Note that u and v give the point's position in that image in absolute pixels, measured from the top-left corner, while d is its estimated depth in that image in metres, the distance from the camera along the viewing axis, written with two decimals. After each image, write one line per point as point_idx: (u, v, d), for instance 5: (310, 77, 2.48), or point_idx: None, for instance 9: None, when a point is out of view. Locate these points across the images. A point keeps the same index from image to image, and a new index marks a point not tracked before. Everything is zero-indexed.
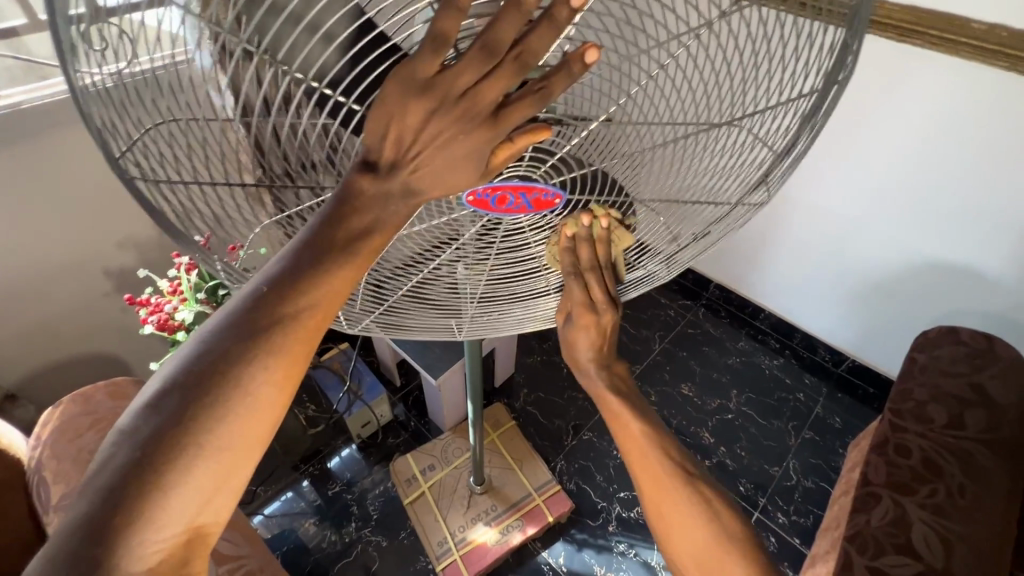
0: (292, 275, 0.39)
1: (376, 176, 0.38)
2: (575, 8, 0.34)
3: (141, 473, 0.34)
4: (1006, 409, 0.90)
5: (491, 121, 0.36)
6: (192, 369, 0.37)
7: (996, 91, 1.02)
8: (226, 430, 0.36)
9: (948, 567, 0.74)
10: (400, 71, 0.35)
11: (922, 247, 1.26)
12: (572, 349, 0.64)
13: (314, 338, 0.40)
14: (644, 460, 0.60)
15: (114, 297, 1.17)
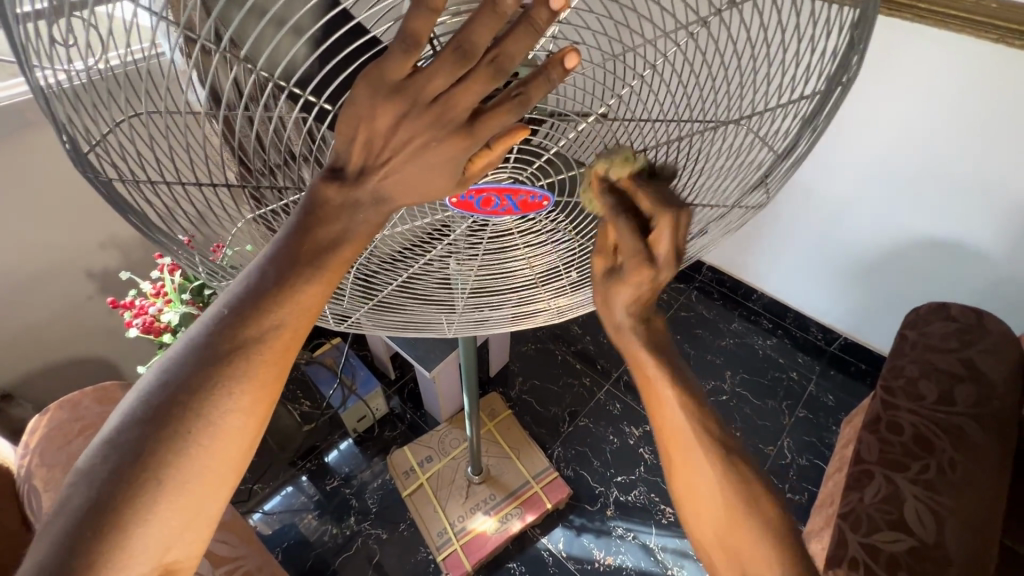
0: (255, 296, 0.38)
1: (343, 184, 0.37)
2: (555, 10, 0.32)
3: (107, 503, 0.35)
4: (996, 382, 0.91)
5: (466, 128, 0.35)
6: (156, 396, 0.37)
7: (986, 64, 1.01)
8: (191, 456, 0.37)
9: (938, 541, 0.76)
10: (369, 72, 0.33)
11: (913, 223, 1.26)
12: (609, 312, 0.50)
13: (283, 360, 0.40)
14: (674, 426, 0.51)
15: (99, 299, 1.16)
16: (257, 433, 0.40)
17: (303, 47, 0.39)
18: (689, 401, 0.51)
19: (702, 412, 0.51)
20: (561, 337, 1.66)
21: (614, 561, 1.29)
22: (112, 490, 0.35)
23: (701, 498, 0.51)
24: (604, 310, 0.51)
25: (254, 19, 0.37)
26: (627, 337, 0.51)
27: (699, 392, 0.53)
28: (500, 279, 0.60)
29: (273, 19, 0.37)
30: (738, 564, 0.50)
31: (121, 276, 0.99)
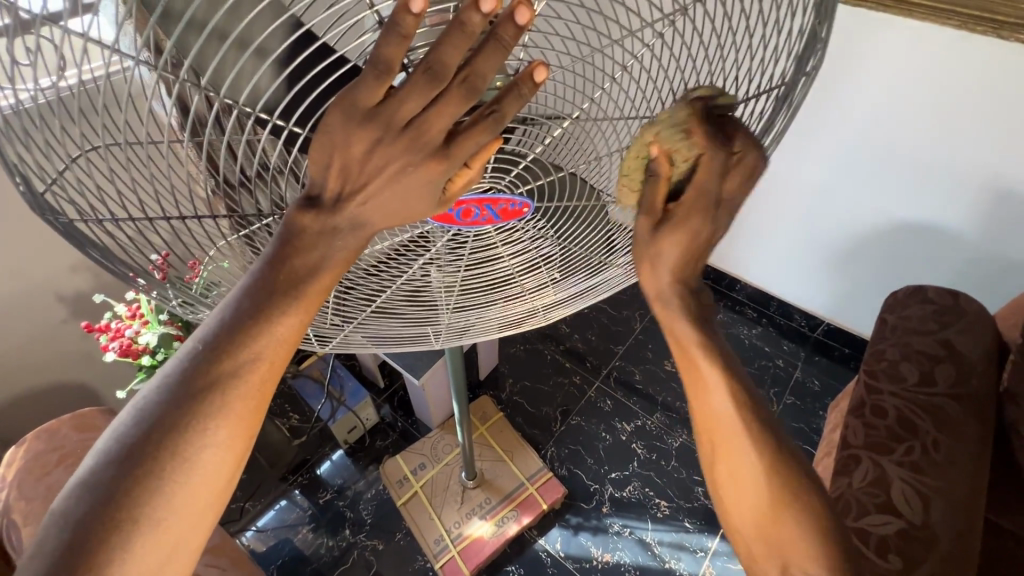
0: (231, 329, 0.37)
1: (320, 211, 0.37)
2: (521, 27, 0.32)
3: (83, 547, 0.34)
4: (974, 361, 0.93)
5: (441, 153, 0.35)
6: (131, 436, 0.36)
7: (947, 48, 1.03)
8: (169, 495, 0.36)
9: (925, 521, 0.78)
10: (341, 99, 0.32)
11: (888, 209, 1.28)
12: (648, 258, 0.47)
13: (262, 392, 0.39)
14: (710, 404, 0.49)
15: (72, 323, 1.12)
16: (237, 466, 0.39)
17: (266, 69, 0.39)
18: (736, 385, 0.49)
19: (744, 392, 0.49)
20: (549, 336, 1.66)
21: (612, 558, 1.30)
22: (87, 536, 0.34)
23: (735, 465, 0.49)
24: (646, 276, 0.49)
25: (213, 42, 0.36)
26: (669, 309, 0.49)
27: (745, 378, 0.50)
28: (484, 288, 0.60)
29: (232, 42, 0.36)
30: (780, 552, 0.50)
31: (95, 298, 0.97)
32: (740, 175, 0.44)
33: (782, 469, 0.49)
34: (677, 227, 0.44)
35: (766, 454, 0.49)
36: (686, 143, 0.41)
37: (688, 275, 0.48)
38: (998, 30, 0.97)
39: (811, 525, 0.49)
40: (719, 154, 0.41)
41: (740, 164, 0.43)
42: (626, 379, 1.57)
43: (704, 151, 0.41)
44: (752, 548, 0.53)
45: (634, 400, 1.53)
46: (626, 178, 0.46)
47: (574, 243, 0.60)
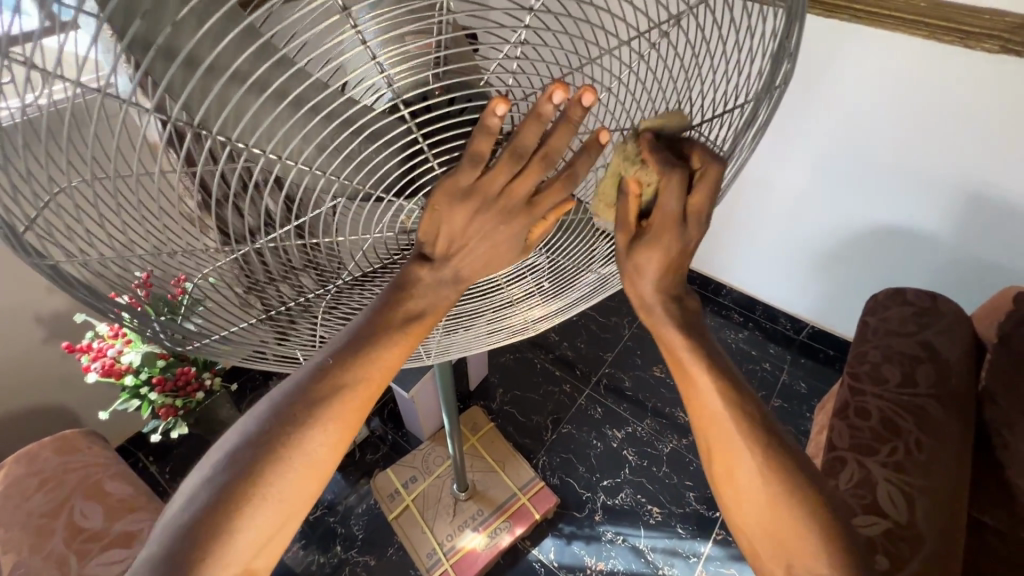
0: (353, 346, 0.44)
1: (433, 267, 0.45)
2: (586, 108, 0.38)
3: (211, 521, 0.39)
4: (953, 362, 0.95)
5: (526, 210, 0.42)
6: (262, 430, 0.42)
7: (916, 56, 1.06)
8: (287, 482, 0.41)
9: (911, 521, 0.79)
10: (445, 183, 0.40)
11: (867, 213, 1.31)
12: (636, 276, 0.49)
13: (368, 404, 0.45)
14: (714, 419, 0.51)
15: (50, 345, 1.10)
16: (336, 467, 0.45)
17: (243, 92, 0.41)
18: (732, 395, 0.51)
19: (745, 405, 0.51)
20: (538, 345, 1.66)
21: (605, 567, 1.29)
22: (214, 511, 0.39)
23: (739, 480, 0.50)
24: (629, 287, 0.50)
25: (181, 65, 0.38)
26: (655, 315, 0.51)
27: (745, 392, 0.52)
28: (475, 299, 0.64)
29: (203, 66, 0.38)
30: (788, 557, 0.50)
31: (74, 318, 0.95)
32: (706, 189, 0.44)
33: (781, 468, 0.50)
34: (650, 243, 0.46)
35: (763, 453, 0.50)
36: (644, 169, 0.45)
37: (673, 283, 0.50)
38: (962, 39, 1.00)
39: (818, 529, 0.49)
40: (675, 174, 0.43)
41: (703, 180, 0.44)
42: (615, 385, 1.57)
43: (662, 174, 0.43)
44: (762, 556, 0.52)
45: (624, 406, 1.54)
46: (601, 195, 0.50)
47: (564, 254, 0.64)
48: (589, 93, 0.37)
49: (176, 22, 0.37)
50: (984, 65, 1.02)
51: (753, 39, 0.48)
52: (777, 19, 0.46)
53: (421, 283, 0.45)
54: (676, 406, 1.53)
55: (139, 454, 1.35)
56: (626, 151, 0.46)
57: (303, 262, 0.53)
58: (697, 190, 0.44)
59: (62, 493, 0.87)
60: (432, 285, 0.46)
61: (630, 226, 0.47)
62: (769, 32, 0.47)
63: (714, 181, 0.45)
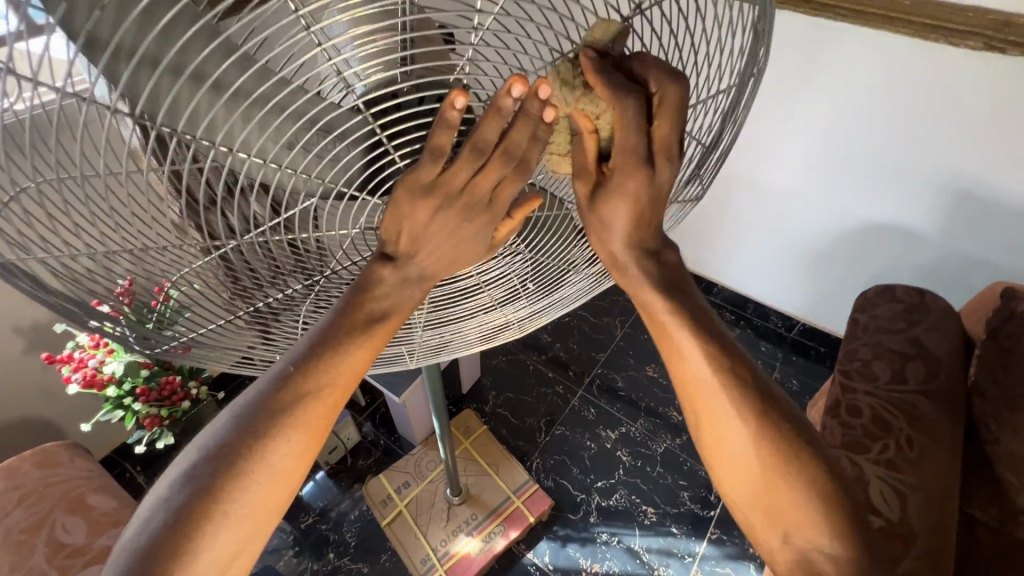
0: (314, 354, 0.43)
1: (395, 266, 0.44)
2: (543, 99, 0.38)
3: (173, 538, 0.38)
4: (942, 358, 0.96)
5: (488, 206, 0.42)
6: (223, 443, 0.41)
7: (901, 54, 1.06)
8: (250, 494, 0.40)
9: (903, 518, 0.79)
10: (405, 179, 0.39)
11: (855, 211, 1.32)
12: (606, 229, 0.49)
13: (331, 412, 0.44)
14: (699, 376, 0.51)
15: (30, 356, 1.07)
16: (302, 477, 0.43)
17: (207, 97, 0.39)
18: (717, 354, 0.50)
19: (731, 362, 0.50)
20: (531, 346, 1.65)
21: (601, 568, 1.29)
22: (177, 528, 0.38)
23: (726, 437, 0.51)
24: (599, 242, 0.51)
25: (156, 69, 0.37)
26: (630, 276, 0.51)
27: (732, 348, 0.51)
28: (455, 306, 0.62)
29: (164, 68, 0.37)
30: (779, 519, 0.51)
31: (55, 328, 0.93)
32: (670, 114, 0.43)
33: (772, 434, 0.50)
34: (616, 191, 0.45)
35: (751, 418, 0.50)
36: (597, 104, 0.42)
37: (644, 234, 0.49)
38: (946, 36, 1.01)
39: (807, 491, 0.50)
40: (631, 107, 0.41)
41: (667, 105, 0.43)
42: (608, 386, 1.57)
43: (615, 105, 0.41)
44: (754, 519, 0.53)
45: (617, 407, 1.53)
46: (554, 146, 0.46)
47: (546, 256, 0.62)
48: (546, 85, 0.37)
49: (137, 25, 0.35)
50: (967, 61, 1.02)
51: (723, 52, 0.47)
52: (745, 35, 0.45)
53: (384, 284, 0.44)
54: (669, 406, 1.53)
55: (125, 464, 1.33)
56: (569, 85, 0.42)
57: (292, 267, 0.52)
58: (661, 117, 0.43)
59: (43, 507, 0.85)
60: (396, 286, 0.45)
61: (592, 173, 0.46)
62: (739, 48, 0.46)
63: (679, 104, 0.43)
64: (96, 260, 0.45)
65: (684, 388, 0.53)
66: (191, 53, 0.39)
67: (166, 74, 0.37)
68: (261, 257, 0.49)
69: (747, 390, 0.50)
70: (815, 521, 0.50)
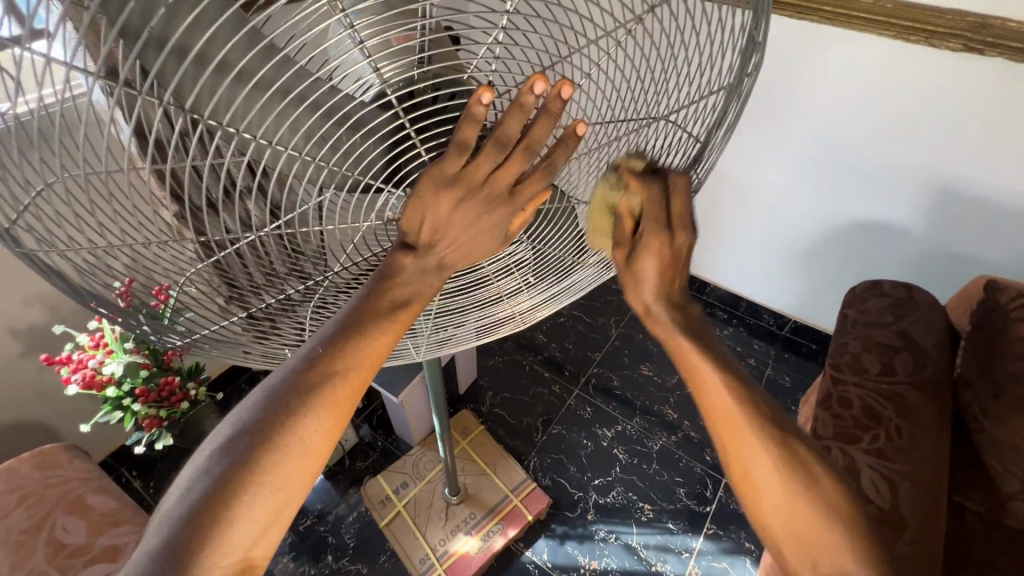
0: (344, 333, 0.44)
1: (416, 255, 0.45)
2: (564, 100, 0.41)
3: (211, 507, 0.39)
4: (929, 349, 0.98)
5: (509, 199, 0.43)
6: (258, 417, 0.42)
7: (886, 55, 1.09)
8: (283, 467, 0.41)
9: (894, 506, 0.81)
10: (431, 171, 0.40)
11: (844, 210, 1.35)
12: (636, 288, 0.50)
13: (359, 389, 0.45)
14: (723, 407, 0.51)
15: (28, 359, 1.07)
16: (330, 455, 0.44)
17: (222, 90, 0.41)
18: (737, 384, 0.51)
19: (749, 391, 0.52)
20: (526, 346, 1.66)
21: (599, 565, 1.30)
22: (213, 498, 0.39)
23: (757, 467, 0.50)
24: (631, 300, 0.52)
25: (172, 62, 0.38)
26: (658, 320, 0.52)
27: (748, 379, 0.53)
28: (462, 298, 0.65)
29: (182, 60, 0.38)
30: (810, 550, 0.51)
31: (52, 330, 0.93)
32: (683, 195, 0.47)
33: (794, 459, 0.51)
34: (643, 253, 0.47)
35: (772, 446, 0.51)
36: (625, 190, 0.47)
37: (673, 290, 0.51)
38: (928, 39, 1.04)
39: (832, 516, 0.50)
40: (654, 186, 0.46)
41: (681, 188, 0.47)
42: (604, 385, 1.58)
43: (643, 188, 0.46)
44: (784, 551, 0.52)
45: (613, 406, 1.54)
46: (597, 228, 0.51)
47: (550, 247, 0.65)
48: (567, 85, 0.40)
49: (158, 18, 0.37)
50: (951, 64, 1.05)
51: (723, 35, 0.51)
52: (746, 15, 0.49)
53: (405, 271, 0.46)
54: (664, 403, 1.55)
55: (121, 469, 1.32)
56: (608, 179, 0.49)
57: (287, 269, 0.53)
58: (678, 202, 0.47)
59: (43, 508, 0.85)
60: (416, 274, 0.46)
61: (625, 244, 0.49)
62: (738, 28, 0.50)
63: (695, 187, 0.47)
64: (98, 256, 0.46)
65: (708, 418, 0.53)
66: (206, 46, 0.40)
67: (186, 68, 0.39)
68: (256, 261, 0.51)
69: (766, 416, 0.51)
70: (844, 548, 0.50)
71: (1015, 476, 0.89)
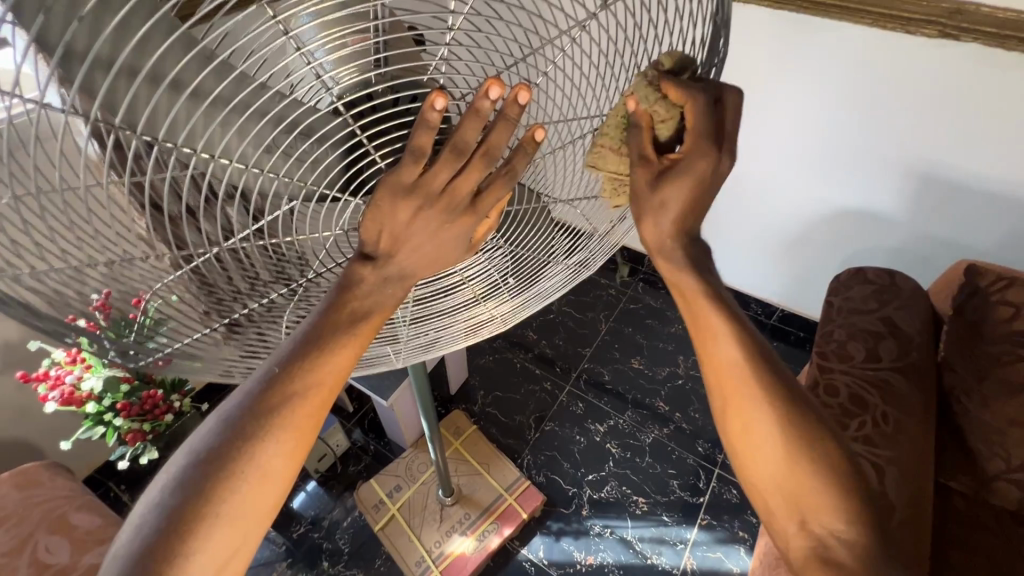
0: (298, 355, 0.44)
1: (375, 265, 0.45)
2: (522, 105, 0.40)
3: (167, 543, 0.39)
4: (912, 335, 0.99)
5: (470, 209, 0.43)
6: (214, 445, 0.41)
7: (859, 43, 1.10)
8: (241, 496, 0.41)
9: (882, 491, 0.82)
10: (387, 178, 0.40)
11: (828, 199, 1.35)
12: (659, 210, 0.49)
13: (318, 415, 0.45)
14: (722, 356, 0.53)
15: (4, 376, 1.05)
16: (292, 479, 0.44)
17: (187, 105, 0.41)
18: (740, 334, 0.53)
19: (755, 347, 0.53)
20: (516, 344, 1.66)
21: (595, 560, 1.30)
22: (168, 532, 0.39)
23: (752, 420, 0.53)
24: (647, 229, 0.51)
25: (129, 79, 0.38)
26: (670, 259, 0.53)
27: (754, 331, 0.54)
28: (436, 304, 0.64)
29: (145, 79, 0.38)
30: (798, 506, 0.53)
31: (29, 345, 0.92)
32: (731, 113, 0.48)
33: (797, 423, 0.52)
34: (683, 172, 0.47)
35: (776, 400, 0.53)
36: (664, 105, 0.46)
37: (691, 222, 0.51)
38: (904, 26, 1.04)
39: (822, 473, 0.52)
40: (697, 98, 0.46)
41: (727, 102, 0.48)
42: (595, 380, 1.58)
43: (683, 102, 0.46)
44: (774, 510, 0.56)
45: (605, 401, 1.55)
46: (606, 135, 0.49)
47: (524, 243, 0.64)
48: (524, 90, 0.39)
49: (112, 33, 0.36)
50: (924, 50, 1.05)
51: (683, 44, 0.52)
52: (706, 25, 0.50)
53: (364, 283, 0.45)
54: (655, 396, 1.55)
55: (110, 483, 1.31)
56: (637, 87, 0.46)
57: (271, 276, 0.53)
58: (724, 124, 0.48)
59: (25, 528, 0.84)
60: (376, 285, 0.45)
61: (652, 162, 0.48)
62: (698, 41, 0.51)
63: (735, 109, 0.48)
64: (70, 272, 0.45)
65: (705, 366, 0.55)
66: (170, 60, 0.40)
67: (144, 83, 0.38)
68: (239, 269, 0.51)
69: (768, 369, 0.53)
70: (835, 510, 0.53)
71: (998, 457, 0.90)
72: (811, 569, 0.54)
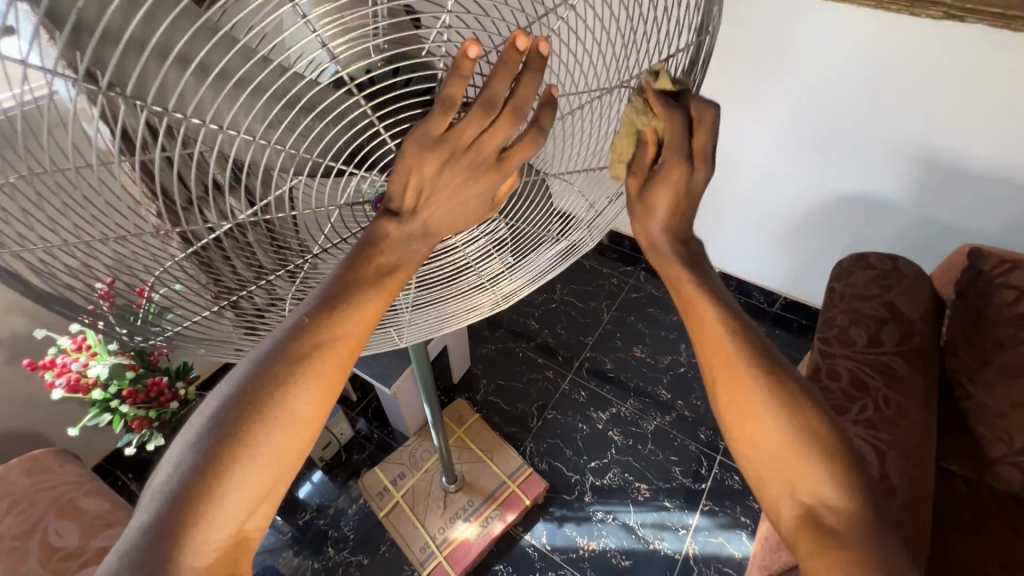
0: (328, 304, 0.44)
1: (400, 221, 0.46)
2: (544, 56, 0.41)
3: (201, 481, 0.39)
4: (915, 318, 0.99)
5: (496, 165, 0.44)
6: (245, 390, 0.42)
7: (863, 24, 1.09)
8: (272, 439, 0.41)
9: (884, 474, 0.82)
10: (415, 130, 0.41)
11: (832, 183, 1.34)
12: (647, 216, 0.51)
13: (345, 365, 0.45)
14: (707, 324, 0.54)
15: (11, 366, 1.06)
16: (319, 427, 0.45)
17: (198, 84, 0.41)
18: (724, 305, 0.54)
19: (737, 318, 0.54)
20: (519, 333, 1.66)
21: (597, 546, 1.31)
22: (202, 472, 0.40)
23: (741, 390, 0.53)
24: (638, 229, 0.54)
25: (134, 54, 0.38)
26: (661, 255, 0.54)
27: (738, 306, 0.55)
28: (445, 283, 0.64)
29: (149, 53, 0.38)
30: (791, 481, 0.51)
31: (35, 334, 0.93)
32: (710, 128, 0.47)
33: (785, 395, 0.52)
34: (661, 180, 0.48)
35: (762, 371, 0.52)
36: (648, 117, 0.47)
37: (680, 225, 0.52)
38: (910, 7, 1.02)
39: (811, 442, 0.51)
40: (677, 116, 0.46)
41: (708, 120, 0.46)
42: (598, 368, 1.59)
43: (666, 117, 0.46)
44: (766, 485, 0.53)
45: (607, 389, 1.55)
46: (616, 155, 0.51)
47: (524, 223, 0.64)
48: (545, 43, 0.41)
49: (115, 7, 0.36)
50: (929, 31, 1.04)
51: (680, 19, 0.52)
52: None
53: (390, 238, 0.46)
54: (657, 384, 1.56)
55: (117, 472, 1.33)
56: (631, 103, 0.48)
57: (273, 263, 0.52)
58: (700, 138, 0.47)
59: (34, 513, 0.85)
60: (401, 241, 0.47)
61: (639, 173, 0.49)
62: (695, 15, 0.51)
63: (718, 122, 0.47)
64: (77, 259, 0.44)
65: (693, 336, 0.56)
66: (177, 35, 0.39)
67: (148, 58, 0.38)
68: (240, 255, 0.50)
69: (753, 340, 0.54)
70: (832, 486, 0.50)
71: (1000, 440, 0.91)
72: (803, 540, 0.51)
